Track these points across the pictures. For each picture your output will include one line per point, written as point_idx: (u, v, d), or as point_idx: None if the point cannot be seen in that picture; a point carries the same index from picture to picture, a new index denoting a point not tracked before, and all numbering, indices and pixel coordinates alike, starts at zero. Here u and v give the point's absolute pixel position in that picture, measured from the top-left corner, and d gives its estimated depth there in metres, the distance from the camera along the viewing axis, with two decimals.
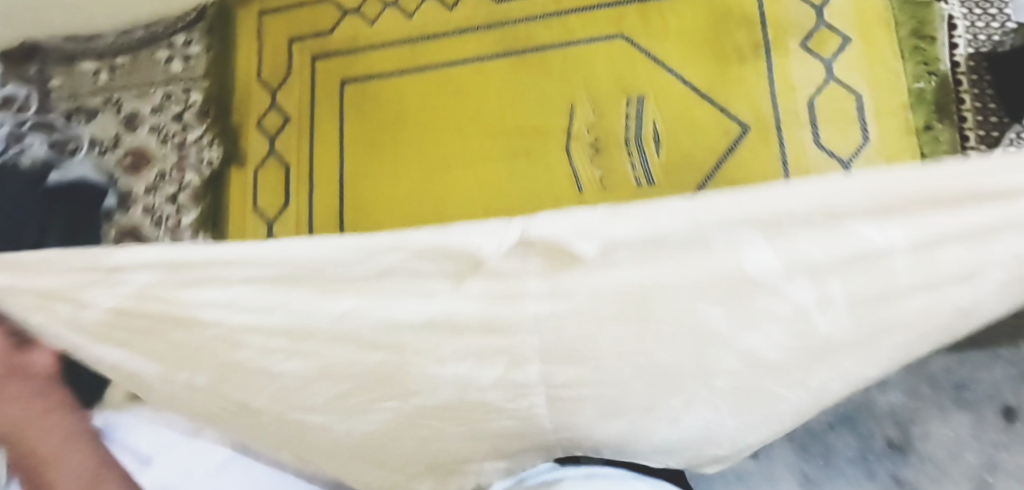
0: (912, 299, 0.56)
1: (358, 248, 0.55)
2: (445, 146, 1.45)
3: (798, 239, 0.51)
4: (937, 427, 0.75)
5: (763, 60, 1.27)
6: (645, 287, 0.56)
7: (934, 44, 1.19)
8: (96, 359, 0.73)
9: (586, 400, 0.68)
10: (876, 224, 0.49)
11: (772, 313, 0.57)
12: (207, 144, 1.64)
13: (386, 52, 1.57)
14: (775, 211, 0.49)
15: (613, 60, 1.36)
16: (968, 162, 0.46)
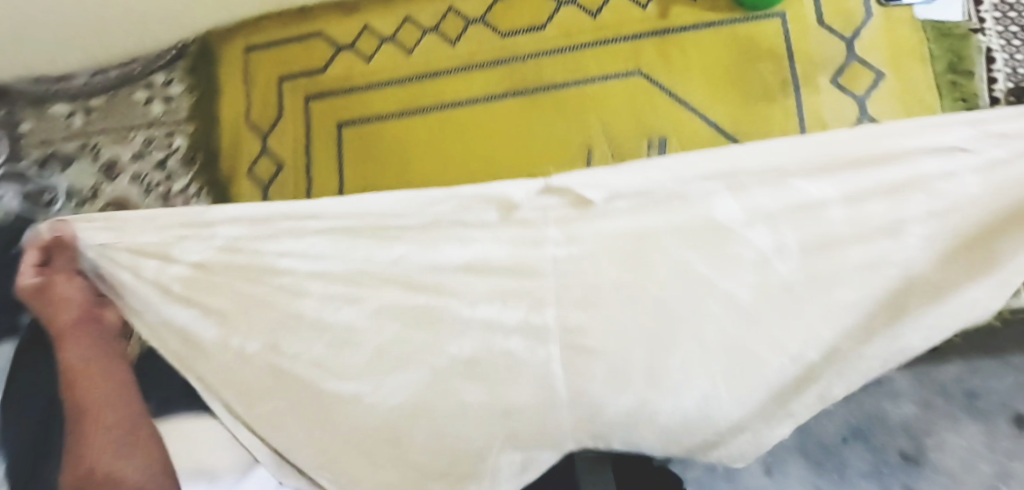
0: (868, 252, 0.68)
1: (424, 200, 0.73)
2: (424, 173, 0.99)
3: (755, 194, 0.68)
4: (951, 437, 0.80)
5: (837, 79, 0.88)
6: (642, 235, 0.70)
7: (972, 79, 0.85)
8: (162, 320, 0.77)
9: (598, 352, 0.71)
10: (809, 180, 0.68)
11: (737, 256, 0.69)
12: (189, 182, 1.05)
13: (370, 73, 1.04)
14: (735, 166, 0.68)
15: (634, 101, 0.93)
16: (867, 130, 0.68)
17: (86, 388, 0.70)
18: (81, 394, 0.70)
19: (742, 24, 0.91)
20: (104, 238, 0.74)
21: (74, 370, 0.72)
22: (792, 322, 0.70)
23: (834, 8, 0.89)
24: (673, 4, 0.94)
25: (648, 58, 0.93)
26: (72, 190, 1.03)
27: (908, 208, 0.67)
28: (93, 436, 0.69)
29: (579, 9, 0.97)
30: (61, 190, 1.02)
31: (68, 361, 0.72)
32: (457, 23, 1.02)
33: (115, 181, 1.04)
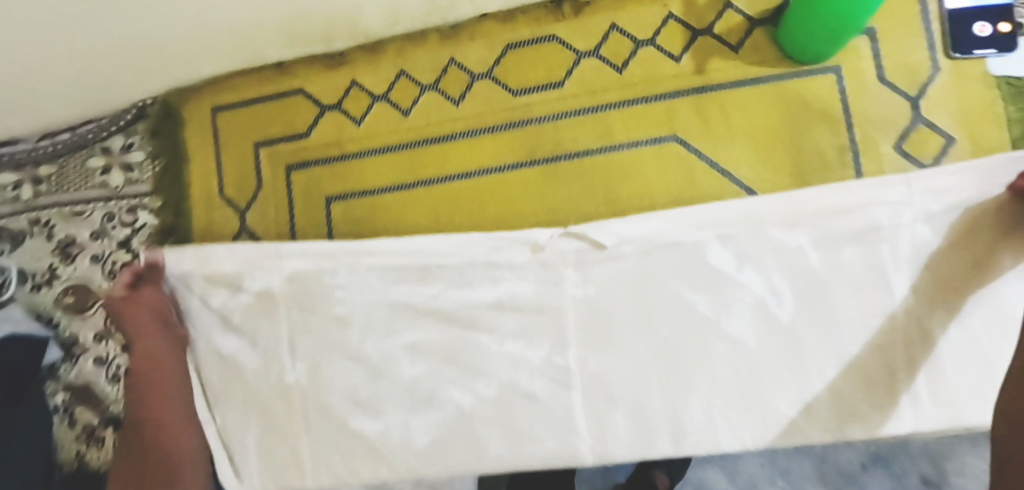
0: (869, 303, 0.59)
1: (475, 237, 0.65)
2: (361, 201, 0.69)
3: (837, 230, 0.59)
4: (976, 461, 0.68)
5: (916, 139, 0.60)
6: (711, 271, 0.61)
7: None
8: (204, 370, 0.71)
9: (650, 396, 0.62)
10: (912, 212, 0.58)
11: (735, 302, 0.61)
12: (118, 220, 0.75)
13: (321, 126, 0.71)
14: (817, 203, 0.59)
15: (675, 155, 0.63)
16: (977, 165, 0.58)
17: (157, 392, 0.68)
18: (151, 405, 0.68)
19: (787, 80, 0.62)
20: (183, 268, 0.70)
21: (151, 381, 0.68)
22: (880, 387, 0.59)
23: (895, 59, 0.61)
24: (710, 55, 0.63)
25: (685, 119, 0.63)
26: (27, 271, 0.76)
27: (886, 248, 0.59)
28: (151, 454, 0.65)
29: (602, 62, 0.65)
30: (14, 273, 0.76)
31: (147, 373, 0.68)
32: (458, 78, 0.68)
33: (74, 263, 0.76)
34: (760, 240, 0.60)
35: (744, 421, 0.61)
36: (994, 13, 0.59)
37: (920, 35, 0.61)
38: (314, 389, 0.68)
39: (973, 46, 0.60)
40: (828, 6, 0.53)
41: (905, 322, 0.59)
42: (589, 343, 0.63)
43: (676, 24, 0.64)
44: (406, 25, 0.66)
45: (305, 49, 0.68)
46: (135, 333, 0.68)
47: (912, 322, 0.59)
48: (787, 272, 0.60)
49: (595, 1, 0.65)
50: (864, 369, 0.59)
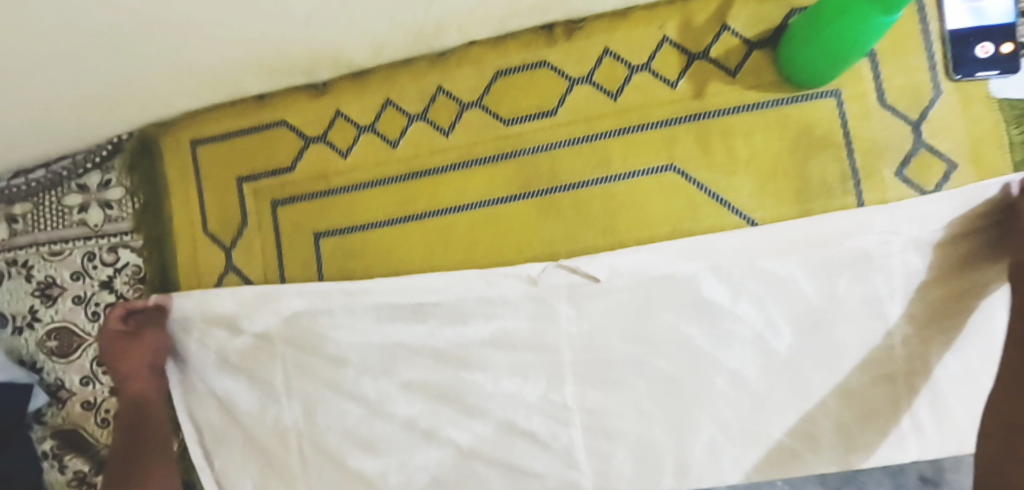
0: (869, 334, 0.58)
1: (469, 274, 0.64)
2: (350, 236, 0.67)
3: (838, 262, 0.58)
4: None
5: (920, 164, 0.59)
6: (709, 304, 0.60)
7: None
8: (200, 411, 0.70)
9: (649, 431, 0.61)
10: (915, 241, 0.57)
11: (734, 335, 0.59)
12: (98, 259, 0.72)
13: (306, 159, 0.68)
14: (816, 235, 0.58)
15: (673, 184, 0.61)
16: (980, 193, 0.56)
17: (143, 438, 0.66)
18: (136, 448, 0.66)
19: (790, 105, 0.60)
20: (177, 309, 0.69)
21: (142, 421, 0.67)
22: (882, 418, 0.58)
23: (896, 82, 0.59)
24: (707, 79, 0.61)
25: (684, 146, 0.61)
26: (7, 313, 0.74)
27: (881, 278, 0.57)
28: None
29: (596, 88, 0.63)
30: None
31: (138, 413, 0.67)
32: (447, 107, 0.66)
33: (55, 306, 0.73)
34: (753, 273, 0.59)
35: (745, 455, 0.60)
36: (998, 32, 0.58)
37: (922, 54, 0.59)
38: (310, 431, 0.67)
39: (976, 67, 0.58)
40: (831, 28, 0.51)
41: (906, 355, 0.58)
42: (587, 379, 0.62)
43: (672, 48, 0.62)
44: (391, 54, 0.63)
45: (287, 81, 0.65)
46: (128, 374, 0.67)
47: (915, 352, 0.58)
48: (785, 306, 0.59)
49: (588, 25, 0.63)
50: (869, 400, 0.58)
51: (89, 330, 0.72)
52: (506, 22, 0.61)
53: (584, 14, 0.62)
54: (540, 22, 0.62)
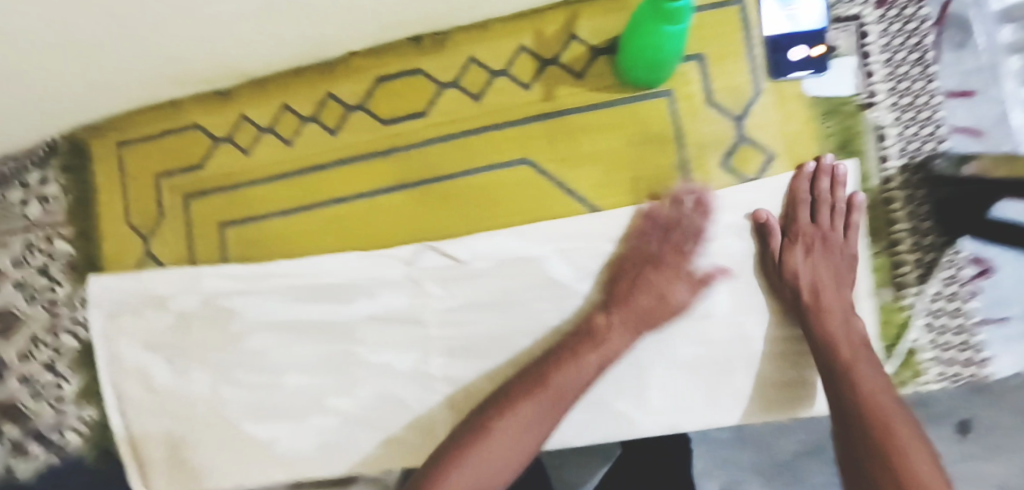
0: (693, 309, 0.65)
1: (349, 259, 0.71)
2: (251, 226, 0.75)
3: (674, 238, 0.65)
4: None
5: (744, 154, 0.65)
6: (555, 281, 0.67)
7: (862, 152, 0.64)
8: (116, 385, 0.76)
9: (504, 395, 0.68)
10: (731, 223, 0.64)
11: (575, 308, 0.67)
12: (38, 247, 0.79)
13: (216, 157, 0.76)
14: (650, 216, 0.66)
15: (526, 176, 0.69)
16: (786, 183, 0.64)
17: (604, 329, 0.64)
18: (559, 378, 0.62)
19: (629, 104, 0.67)
20: (105, 291, 0.77)
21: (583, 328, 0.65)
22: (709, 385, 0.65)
23: (721, 83, 0.66)
24: (558, 84, 0.69)
25: (537, 144, 0.69)
26: None
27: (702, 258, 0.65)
28: (506, 436, 0.60)
29: (462, 92, 0.71)
30: None
31: (607, 347, 0.63)
32: (335, 110, 0.74)
33: None
34: (593, 256, 0.67)
35: (587, 425, 0.66)
36: (808, 38, 0.65)
37: (744, 59, 0.66)
38: (215, 400, 0.74)
39: (788, 70, 0.65)
40: (648, 29, 0.58)
41: (727, 335, 0.64)
42: (452, 352, 0.69)
43: (527, 56, 0.70)
44: (282, 64, 0.71)
45: (193, 88, 0.73)
46: (642, 310, 0.63)
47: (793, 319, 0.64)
48: None
49: (453, 35, 0.71)
50: (696, 368, 0.65)
51: (27, 311, 0.79)
52: (379, 35, 0.69)
53: (449, 26, 0.70)
54: (409, 34, 0.70)
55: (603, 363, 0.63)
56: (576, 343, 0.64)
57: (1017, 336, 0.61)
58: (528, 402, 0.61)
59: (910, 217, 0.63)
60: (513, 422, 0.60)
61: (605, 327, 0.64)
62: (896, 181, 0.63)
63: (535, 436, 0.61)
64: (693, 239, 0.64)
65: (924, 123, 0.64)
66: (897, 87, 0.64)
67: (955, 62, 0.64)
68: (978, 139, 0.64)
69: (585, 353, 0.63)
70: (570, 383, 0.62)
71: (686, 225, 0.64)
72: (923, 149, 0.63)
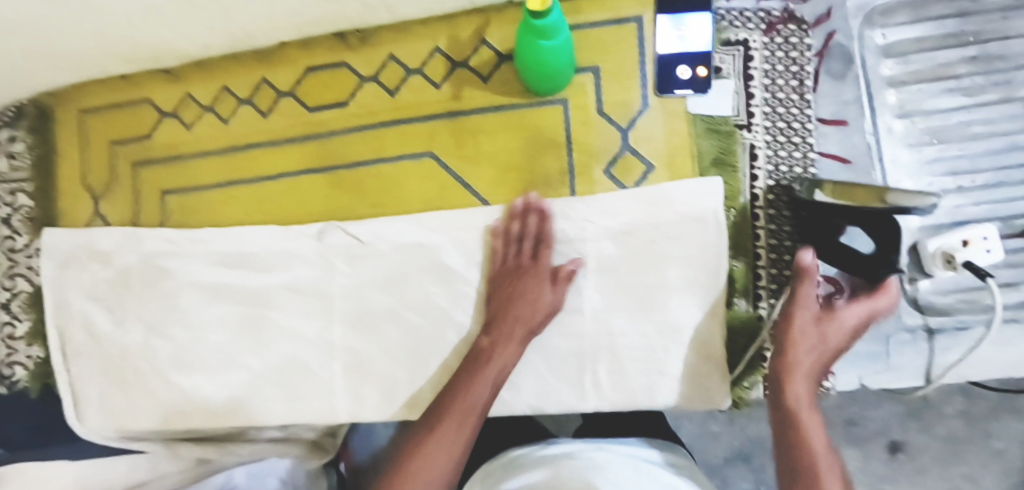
0: (566, 305, 0.70)
1: (267, 232, 0.78)
2: (188, 195, 0.82)
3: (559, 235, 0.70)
4: None
5: (628, 164, 0.70)
6: (446, 268, 0.73)
7: (734, 168, 0.68)
8: (59, 328, 0.84)
9: (394, 369, 0.74)
10: (607, 225, 0.69)
11: (463, 296, 0.72)
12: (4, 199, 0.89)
13: (161, 130, 0.83)
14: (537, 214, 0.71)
15: (430, 169, 0.75)
16: (661, 192, 0.68)
17: (501, 346, 0.66)
18: (460, 398, 0.64)
19: (527, 109, 0.72)
20: (56, 243, 0.85)
21: (479, 355, 0.66)
22: (576, 375, 0.69)
23: (612, 95, 0.71)
24: (465, 85, 0.74)
25: (441, 139, 0.75)
26: None
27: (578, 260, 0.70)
28: (430, 468, 0.60)
29: (379, 87, 0.77)
30: None
31: (490, 359, 0.66)
32: (268, 95, 0.80)
33: None
34: (481, 245, 0.72)
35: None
36: (695, 58, 0.69)
37: (636, 74, 0.70)
38: (142, 350, 0.80)
39: (675, 87, 0.69)
40: (528, 54, 0.64)
41: (594, 330, 0.69)
42: (352, 323, 0.75)
43: (440, 57, 0.75)
44: (219, 49, 0.78)
45: (142, 66, 0.80)
46: (518, 325, 0.66)
47: (682, 310, 0.68)
48: None
49: (376, 34, 0.77)
50: (565, 360, 0.70)
51: None
52: (303, 28, 0.75)
53: (370, 25, 0.76)
54: (333, 30, 0.76)
55: (499, 377, 0.65)
56: (470, 367, 0.66)
57: (862, 353, 0.65)
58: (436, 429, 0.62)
59: (770, 235, 0.68)
60: (426, 452, 0.61)
61: (487, 343, 0.67)
62: (762, 200, 0.68)
63: (452, 457, 0.61)
64: (543, 244, 0.68)
65: (794, 147, 0.68)
66: (773, 112, 0.68)
67: (833, 91, 0.68)
68: (847, 167, 0.67)
69: (479, 371, 0.65)
70: (465, 401, 0.63)
71: (538, 236, 0.69)
72: (791, 171, 0.68)
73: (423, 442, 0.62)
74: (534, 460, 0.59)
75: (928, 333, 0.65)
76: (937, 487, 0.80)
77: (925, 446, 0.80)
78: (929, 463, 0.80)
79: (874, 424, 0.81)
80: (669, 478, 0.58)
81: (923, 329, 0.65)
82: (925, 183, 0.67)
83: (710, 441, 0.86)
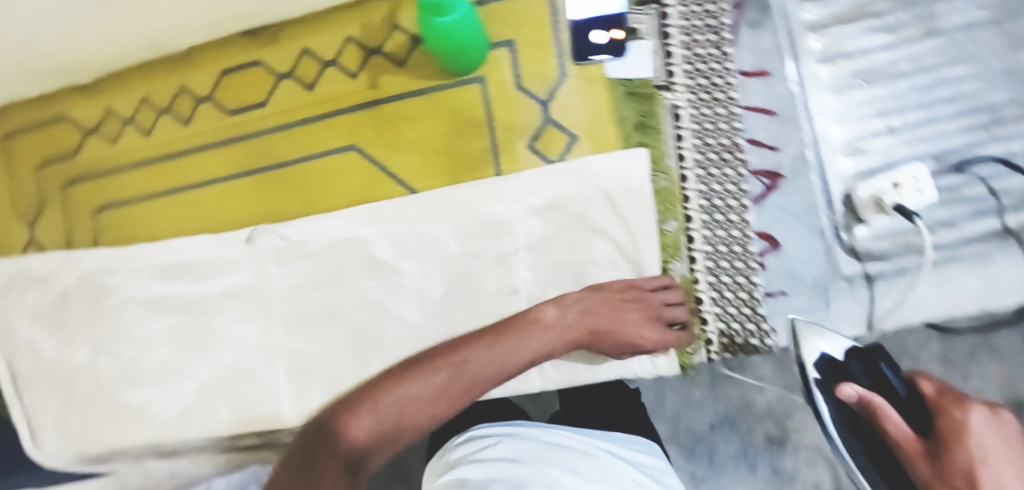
0: (502, 286, 0.69)
1: (197, 241, 0.76)
2: (119, 213, 0.80)
3: (490, 218, 0.69)
4: None
5: (552, 138, 0.68)
6: (379, 260, 0.71)
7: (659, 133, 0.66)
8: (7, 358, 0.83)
9: (341, 366, 0.73)
10: (534, 201, 0.68)
11: (399, 286, 0.71)
12: None
13: (85, 146, 0.81)
14: (465, 196, 0.69)
15: (354, 162, 0.73)
16: (585, 164, 0.67)
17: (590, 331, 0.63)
18: (478, 357, 0.56)
19: (446, 91, 0.71)
20: None
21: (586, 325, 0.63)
22: None
23: (530, 67, 0.69)
24: (381, 73, 0.72)
25: (363, 130, 0.73)
26: None
27: (510, 240, 0.68)
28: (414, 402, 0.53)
29: (297, 83, 0.75)
30: None
31: (548, 343, 0.58)
32: (186, 102, 0.78)
33: None
34: (412, 236, 0.70)
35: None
36: (608, 22, 0.67)
37: (551, 44, 0.68)
38: (92, 371, 0.79)
39: (590, 52, 0.67)
40: (432, 34, 0.61)
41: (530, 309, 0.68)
42: (293, 325, 0.74)
43: (354, 46, 0.73)
44: (129, 59, 0.76)
45: (55, 82, 0.78)
46: (598, 349, 0.62)
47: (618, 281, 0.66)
48: (438, 263, 0.70)
49: (288, 28, 0.74)
50: None
51: None
52: (210, 30, 0.73)
53: (280, 20, 0.73)
54: (243, 28, 0.74)
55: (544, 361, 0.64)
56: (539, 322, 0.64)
57: (800, 307, 0.65)
58: (417, 367, 0.55)
59: (701, 195, 0.66)
60: (379, 409, 0.52)
61: (555, 318, 0.59)
62: (689, 161, 0.66)
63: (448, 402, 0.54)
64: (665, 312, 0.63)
65: (717, 103, 0.66)
66: (693, 69, 0.66)
67: (752, 42, 0.66)
68: (771, 118, 0.66)
69: (526, 343, 0.57)
70: (471, 367, 0.55)
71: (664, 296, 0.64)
72: (716, 129, 0.66)
73: (392, 398, 0.53)
74: (509, 447, 0.56)
75: (868, 280, 0.64)
76: None
77: None
78: None
79: None
80: (637, 481, 0.56)
81: (861, 277, 0.64)
82: (853, 127, 0.65)
83: (692, 408, 0.74)
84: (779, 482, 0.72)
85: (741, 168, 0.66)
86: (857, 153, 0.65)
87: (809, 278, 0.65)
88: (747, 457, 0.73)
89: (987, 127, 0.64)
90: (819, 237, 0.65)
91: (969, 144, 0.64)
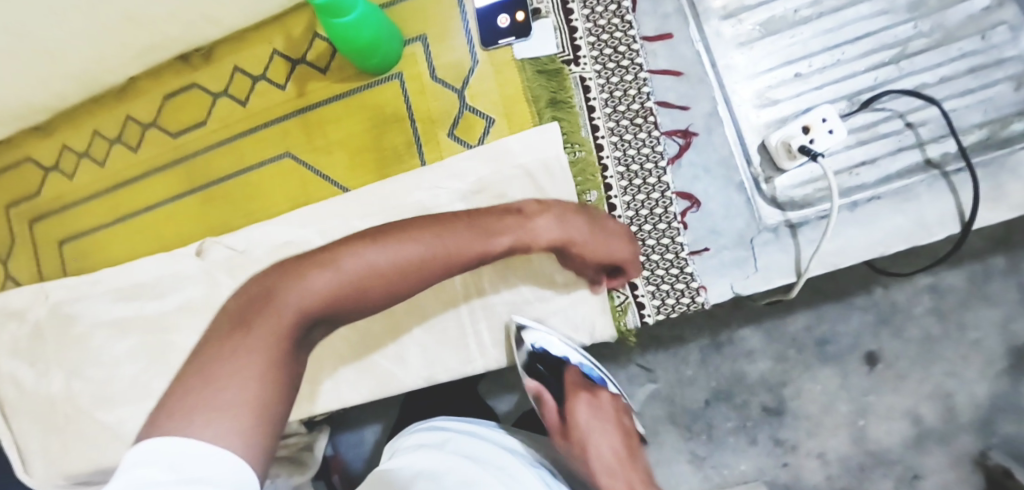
0: None
1: (153, 260, 0.79)
2: (84, 240, 0.84)
3: (423, 207, 0.70)
4: (809, 383, 0.75)
5: (471, 122, 0.70)
6: None
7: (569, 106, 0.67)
8: None
9: None
10: (464, 186, 0.69)
11: None
12: None
13: (47, 180, 0.86)
14: (400, 189, 0.71)
15: (289, 167, 0.76)
16: (502, 143, 0.68)
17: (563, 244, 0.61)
18: (463, 239, 0.53)
19: (368, 90, 0.73)
20: None
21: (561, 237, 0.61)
22: (460, 337, 0.70)
23: (443, 58, 0.71)
24: (306, 80, 0.75)
25: (294, 137, 0.76)
26: None
27: None
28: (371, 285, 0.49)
29: (230, 99, 0.78)
30: None
31: (529, 231, 0.56)
32: (134, 130, 0.82)
33: None
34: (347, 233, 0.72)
35: (360, 384, 0.71)
36: (508, 4, 0.68)
37: (460, 33, 0.70)
38: (69, 396, 0.82)
39: (497, 37, 0.69)
40: (334, 34, 0.63)
41: (463, 288, 0.69)
42: None
43: (280, 58, 0.76)
44: (74, 96, 0.80)
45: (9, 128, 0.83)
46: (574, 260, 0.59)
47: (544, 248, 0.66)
48: None
49: (217, 48, 0.78)
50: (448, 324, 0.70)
51: None
52: (143, 59, 0.77)
53: (207, 41, 0.77)
54: (175, 53, 0.78)
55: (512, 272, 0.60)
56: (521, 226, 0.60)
57: (730, 261, 0.65)
58: (393, 240, 0.50)
59: (618, 162, 0.67)
60: (342, 274, 0.47)
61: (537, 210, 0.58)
62: (603, 131, 0.67)
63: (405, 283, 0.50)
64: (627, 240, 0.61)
65: (623, 71, 0.67)
66: (598, 41, 0.67)
67: (653, 8, 0.68)
68: (679, 79, 0.67)
69: (503, 223, 0.56)
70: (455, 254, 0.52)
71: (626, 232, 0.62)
72: (626, 96, 0.67)
73: (361, 272, 0.48)
74: (463, 444, 0.56)
75: (790, 228, 0.64)
76: (919, 396, 0.73)
77: (894, 353, 0.74)
78: (907, 367, 0.73)
79: (844, 340, 0.74)
80: None
81: (784, 226, 0.65)
82: (762, 78, 0.66)
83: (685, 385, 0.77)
84: (783, 454, 0.75)
85: (654, 130, 0.66)
86: (769, 104, 0.66)
87: (733, 232, 0.66)
88: (747, 429, 0.76)
89: (897, 62, 0.64)
90: (739, 190, 0.66)
91: (879, 81, 0.64)
